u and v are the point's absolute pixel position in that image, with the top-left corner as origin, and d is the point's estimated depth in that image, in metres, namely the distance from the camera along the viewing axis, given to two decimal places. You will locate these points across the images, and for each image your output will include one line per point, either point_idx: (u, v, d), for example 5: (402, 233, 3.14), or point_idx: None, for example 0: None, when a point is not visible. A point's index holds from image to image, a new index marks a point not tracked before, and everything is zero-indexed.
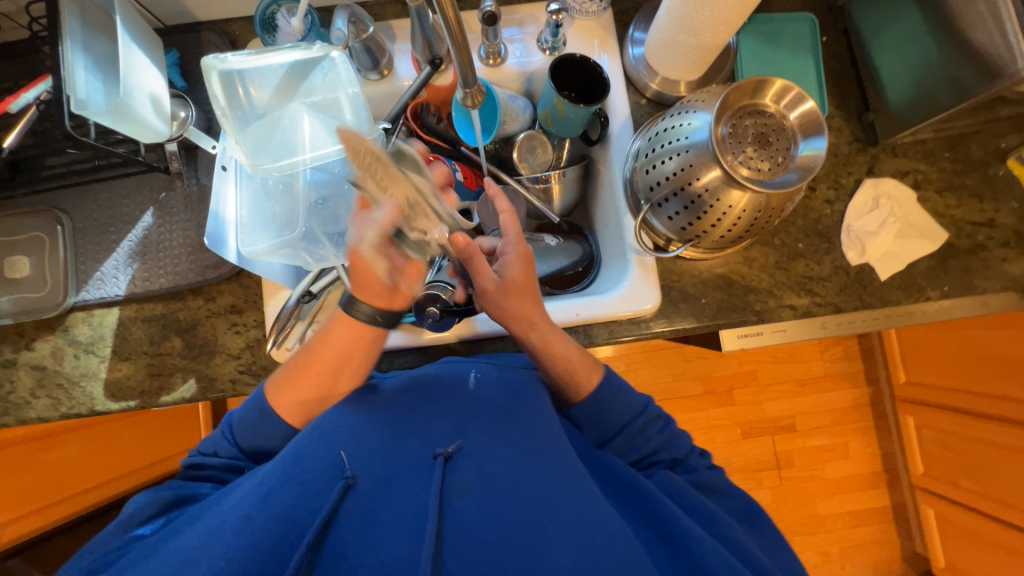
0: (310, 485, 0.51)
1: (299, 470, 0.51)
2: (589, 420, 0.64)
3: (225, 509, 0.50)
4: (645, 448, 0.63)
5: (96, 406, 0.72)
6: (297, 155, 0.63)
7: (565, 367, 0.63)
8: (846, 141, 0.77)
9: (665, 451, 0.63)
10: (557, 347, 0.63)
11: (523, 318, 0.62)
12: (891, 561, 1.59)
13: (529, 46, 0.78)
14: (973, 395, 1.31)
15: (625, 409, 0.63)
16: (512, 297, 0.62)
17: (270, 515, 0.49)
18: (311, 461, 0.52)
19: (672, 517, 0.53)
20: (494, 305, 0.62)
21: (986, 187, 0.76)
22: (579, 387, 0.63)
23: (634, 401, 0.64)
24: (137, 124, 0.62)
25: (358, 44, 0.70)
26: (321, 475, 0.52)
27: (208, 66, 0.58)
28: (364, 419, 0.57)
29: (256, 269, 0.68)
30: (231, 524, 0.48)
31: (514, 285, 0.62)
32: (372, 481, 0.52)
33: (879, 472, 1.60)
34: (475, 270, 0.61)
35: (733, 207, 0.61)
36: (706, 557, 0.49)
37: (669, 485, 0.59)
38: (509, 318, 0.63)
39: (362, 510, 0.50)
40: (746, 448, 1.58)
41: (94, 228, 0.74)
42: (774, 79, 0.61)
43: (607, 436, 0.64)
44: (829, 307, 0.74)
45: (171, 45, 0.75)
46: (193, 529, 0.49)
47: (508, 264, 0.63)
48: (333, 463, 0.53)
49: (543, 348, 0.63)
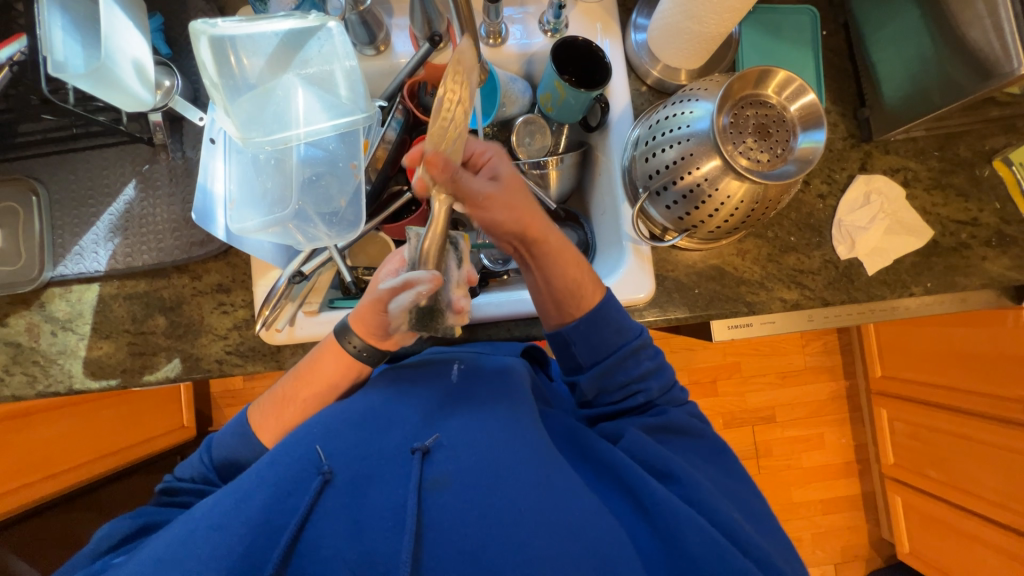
0: (282, 485, 0.51)
1: (273, 472, 0.51)
2: (582, 338, 0.63)
3: (195, 516, 0.49)
4: (636, 373, 0.63)
5: (75, 385, 0.69)
6: (290, 129, 0.61)
7: (576, 277, 0.62)
8: (841, 136, 0.78)
9: (653, 380, 0.64)
10: (566, 252, 0.62)
11: (535, 219, 0.59)
12: (859, 547, 1.66)
13: (531, 27, 0.76)
14: (944, 389, 1.36)
15: (616, 332, 0.62)
16: (519, 196, 0.59)
17: (243, 520, 0.48)
18: (283, 464, 0.51)
19: (647, 488, 0.53)
20: (506, 207, 0.57)
21: (971, 186, 0.78)
22: (582, 301, 0.63)
23: (627, 326, 0.63)
24: (119, 91, 0.59)
25: (355, 15, 0.67)
26: (297, 472, 0.51)
27: (198, 31, 0.54)
28: (339, 416, 0.56)
29: (246, 246, 0.65)
30: (202, 532, 0.47)
31: (511, 181, 0.59)
32: (348, 476, 0.52)
33: (852, 462, 1.66)
34: (464, 185, 0.54)
35: (731, 197, 0.62)
36: (680, 525, 0.50)
37: (636, 443, 0.59)
38: (521, 221, 0.58)
39: (338, 506, 0.50)
40: (727, 438, 1.62)
41: (71, 200, 0.70)
42: (777, 71, 0.61)
43: (598, 358, 0.63)
44: (818, 300, 0.75)
45: (156, 9, 0.71)
46: (161, 537, 0.49)
47: (502, 165, 0.59)
48: (309, 459, 0.52)
49: (555, 251, 0.61)
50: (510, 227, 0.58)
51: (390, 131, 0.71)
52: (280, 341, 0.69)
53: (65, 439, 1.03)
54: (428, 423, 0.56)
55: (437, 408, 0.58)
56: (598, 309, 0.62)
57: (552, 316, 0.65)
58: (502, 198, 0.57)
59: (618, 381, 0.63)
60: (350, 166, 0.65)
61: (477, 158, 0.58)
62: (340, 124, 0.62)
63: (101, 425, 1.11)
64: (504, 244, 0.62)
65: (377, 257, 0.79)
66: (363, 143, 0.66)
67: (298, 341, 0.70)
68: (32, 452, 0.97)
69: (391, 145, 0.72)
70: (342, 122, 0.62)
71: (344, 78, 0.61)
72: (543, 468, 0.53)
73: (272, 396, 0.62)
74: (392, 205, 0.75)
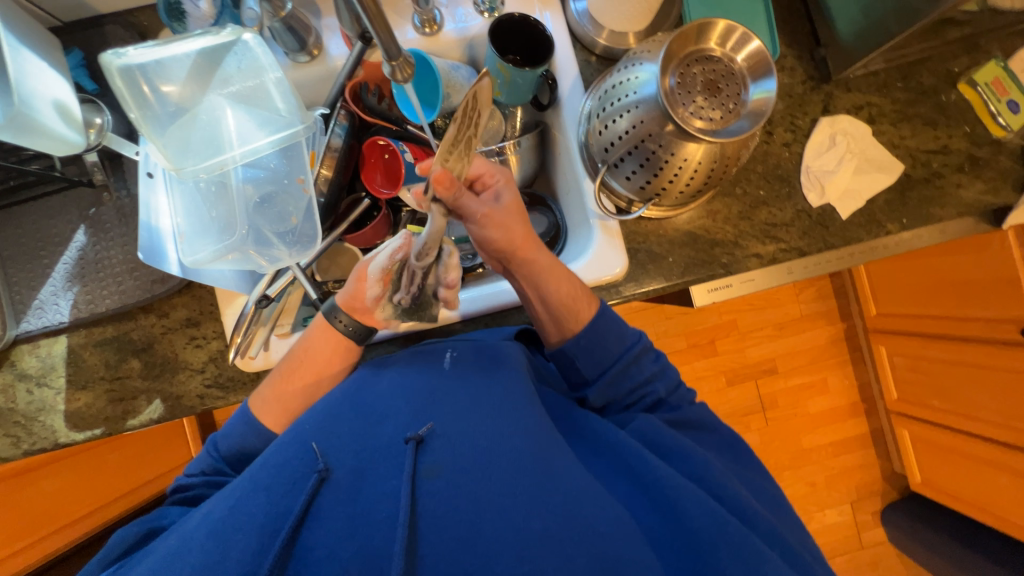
0: (277, 488, 0.49)
1: (265, 475, 0.50)
2: (584, 351, 0.62)
3: (191, 526, 0.48)
4: (642, 377, 0.63)
5: (60, 439, 0.69)
6: (225, 153, 0.60)
7: (570, 292, 0.61)
8: (800, 80, 0.76)
9: (659, 381, 0.64)
10: (556, 270, 0.60)
11: (526, 240, 0.58)
12: (874, 483, 1.68)
13: (467, 10, 0.73)
14: (939, 319, 1.36)
15: (617, 344, 0.62)
16: (519, 219, 0.58)
17: (238, 526, 0.47)
18: (277, 465, 0.50)
19: (649, 466, 0.53)
20: (500, 226, 0.56)
21: (938, 114, 0.76)
22: (578, 313, 0.61)
23: (628, 332, 0.63)
24: (47, 136, 0.57)
25: (278, 23, 0.64)
26: (292, 470, 0.50)
27: (108, 64, 0.53)
28: (333, 411, 0.54)
29: (204, 278, 0.64)
30: (196, 542, 0.46)
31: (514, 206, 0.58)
32: (344, 472, 0.50)
33: (857, 402, 1.68)
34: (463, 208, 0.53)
35: (689, 160, 0.60)
36: (683, 500, 0.50)
37: (648, 429, 0.58)
38: (514, 241, 0.58)
39: (335, 504, 0.49)
40: (732, 395, 1.63)
41: (24, 254, 0.69)
42: (718, 21, 0.58)
43: (601, 372, 0.62)
44: (794, 251, 0.73)
45: (73, 45, 0.68)
46: (158, 548, 0.48)
47: (507, 190, 0.57)
48: (307, 458, 0.51)
49: (545, 268, 0.60)
50: (501, 245, 0.57)
51: (334, 138, 0.69)
52: (257, 368, 0.68)
53: (71, 489, 1.04)
54: (422, 412, 0.54)
55: (433, 393, 0.56)
56: (597, 322, 0.61)
57: (551, 333, 0.64)
58: (500, 216, 0.56)
59: (625, 390, 0.63)
60: (298, 181, 0.63)
61: (486, 180, 0.57)
62: (278, 139, 0.60)
63: (104, 468, 1.10)
64: (490, 260, 0.62)
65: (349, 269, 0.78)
66: (309, 157, 0.63)
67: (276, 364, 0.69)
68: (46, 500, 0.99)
69: (339, 152, 0.70)
70: (280, 137, 0.60)
71: (275, 91, 0.60)
72: (538, 447, 0.52)
73: (270, 388, 0.60)
74: (349, 215, 0.72)
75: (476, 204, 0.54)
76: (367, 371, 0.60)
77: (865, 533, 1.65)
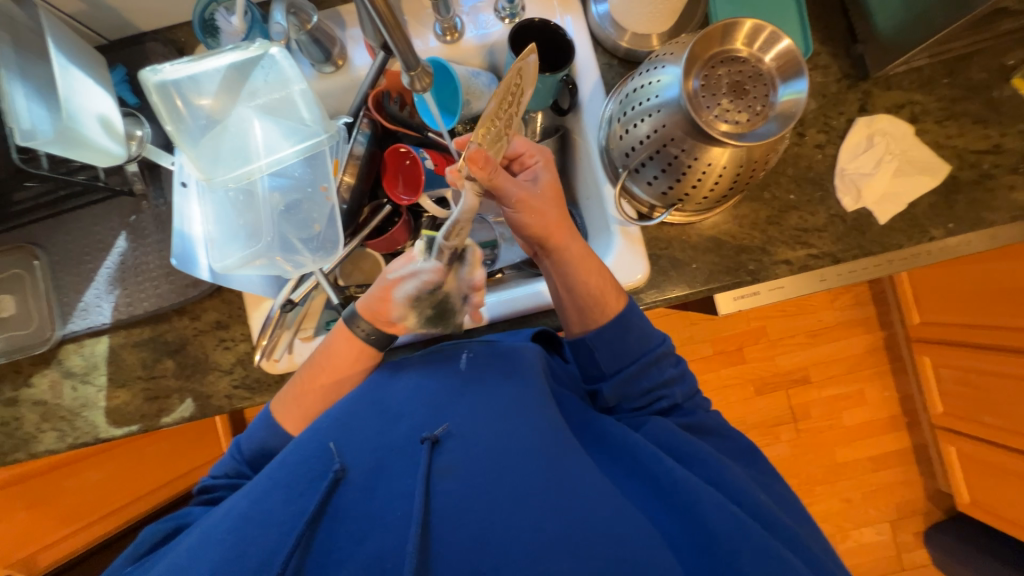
0: (296, 485, 0.50)
1: (285, 472, 0.51)
2: (606, 344, 0.60)
3: (216, 519, 0.50)
4: (661, 378, 0.61)
5: (101, 434, 0.73)
6: (252, 162, 0.62)
7: (599, 286, 0.60)
8: (834, 78, 0.72)
9: (677, 385, 0.62)
10: (589, 261, 0.60)
11: (560, 227, 0.59)
12: (915, 501, 1.58)
13: (488, 16, 0.73)
14: (990, 329, 1.27)
15: (639, 353, 0.61)
16: (554, 203, 0.59)
17: (258, 524, 0.48)
18: (296, 463, 0.51)
19: (664, 468, 0.51)
20: (535, 211, 0.57)
21: (989, 111, 0.71)
22: (605, 308, 0.60)
23: (653, 332, 0.62)
24: (91, 149, 0.60)
25: (304, 35, 0.66)
26: (310, 469, 0.51)
27: (145, 80, 0.56)
28: (350, 409, 0.55)
29: (233, 283, 0.67)
30: (219, 537, 0.48)
31: (549, 189, 0.59)
32: (360, 471, 0.51)
33: (898, 415, 1.59)
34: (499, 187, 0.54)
35: (713, 164, 0.58)
36: (701, 502, 0.48)
37: (662, 432, 0.57)
38: (548, 228, 0.58)
39: (351, 503, 0.49)
40: (761, 405, 1.56)
41: (71, 259, 0.73)
42: (745, 21, 0.56)
43: (622, 363, 0.61)
44: (828, 258, 0.70)
45: (117, 62, 0.72)
46: (183, 542, 0.50)
47: (544, 172, 0.59)
48: (322, 458, 0.51)
49: (575, 257, 0.60)
50: (533, 231, 0.58)
51: (357, 146, 0.71)
52: (282, 370, 0.70)
53: (112, 480, 1.10)
54: (437, 413, 0.54)
55: (447, 395, 0.56)
56: (623, 315, 0.60)
57: (573, 325, 0.63)
58: (536, 202, 0.57)
59: (641, 396, 0.61)
60: (321, 189, 0.65)
61: (526, 160, 0.60)
62: (302, 148, 0.63)
63: (143, 462, 1.15)
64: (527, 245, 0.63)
65: (372, 273, 0.79)
66: (332, 165, 0.65)
67: (299, 367, 0.71)
68: (88, 493, 1.06)
69: (361, 159, 0.71)
70: (305, 146, 0.63)
71: (300, 101, 0.62)
72: (554, 450, 0.51)
73: (291, 390, 0.62)
74: (370, 222, 0.74)
75: (512, 186, 0.54)
76: (383, 372, 0.60)
77: (906, 555, 1.55)
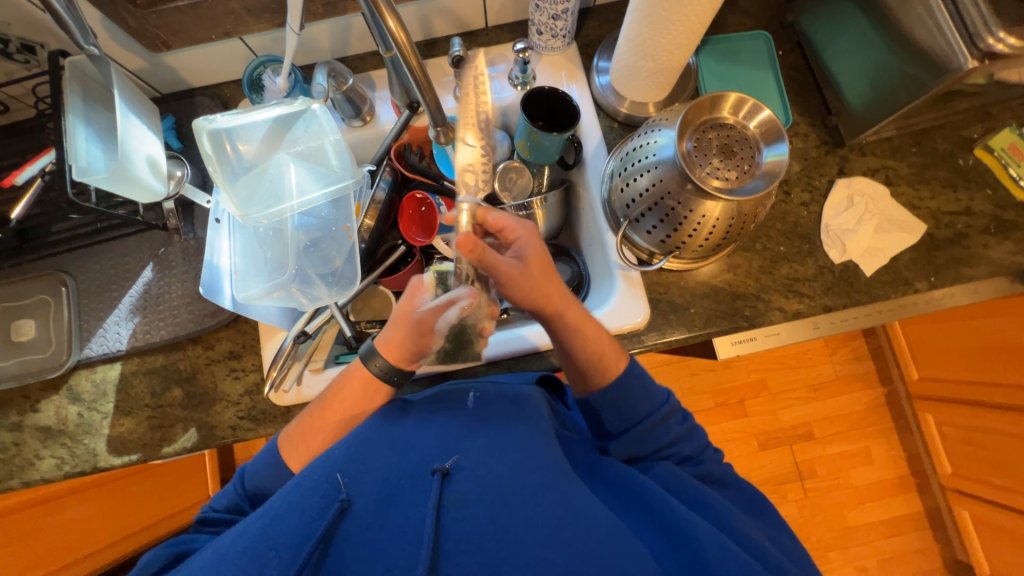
0: (308, 511, 0.49)
1: (299, 496, 0.49)
2: (611, 407, 0.60)
3: (226, 541, 0.48)
4: (667, 438, 0.60)
5: (99, 463, 0.72)
6: (285, 202, 0.68)
7: (597, 350, 0.60)
8: (813, 145, 0.80)
9: (685, 442, 0.61)
10: (588, 326, 0.61)
11: (553, 296, 0.59)
12: (931, 572, 1.50)
13: (502, 83, 0.82)
14: (988, 386, 1.27)
15: (652, 411, 0.61)
16: (543, 278, 0.59)
17: (274, 545, 0.47)
18: (307, 489, 0.50)
19: (669, 507, 0.51)
20: (525, 286, 0.58)
21: (957, 177, 0.78)
22: (606, 370, 0.60)
23: (656, 391, 0.62)
24: (136, 185, 0.66)
25: (340, 95, 0.74)
26: (317, 497, 0.50)
27: (200, 128, 0.62)
28: (361, 438, 0.54)
29: (252, 313, 0.70)
30: (233, 556, 0.46)
31: (536, 260, 0.60)
32: (367, 501, 0.50)
33: (906, 476, 1.55)
34: (491, 266, 0.58)
35: (707, 217, 0.63)
36: (703, 542, 0.47)
37: (672, 479, 0.57)
38: (541, 300, 0.59)
39: (359, 529, 0.49)
40: (765, 461, 1.53)
41: (97, 287, 0.76)
42: (729, 94, 0.64)
43: (628, 424, 0.61)
44: (819, 307, 0.74)
45: (168, 112, 0.80)
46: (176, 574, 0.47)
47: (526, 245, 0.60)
48: (330, 486, 0.50)
49: (578, 321, 0.60)
50: (526, 303, 0.60)
51: (379, 191, 0.77)
52: (288, 402, 0.72)
53: (93, 521, 1.05)
54: (446, 446, 0.55)
55: (458, 431, 0.57)
56: (623, 377, 0.60)
57: (577, 383, 0.64)
58: (524, 277, 0.58)
59: (648, 448, 0.60)
60: (343, 228, 0.70)
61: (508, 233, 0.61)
62: (331, 191, 0.69)
63: (128, 502, 1.12)
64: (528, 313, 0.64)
65: (380, 310, 0.82)
66: (354, 207, 0.71)
67: (306, 400, 0.72)
68: (71, 532, 1.01)
69: (381, 204, 0.77)
70: (332, 190, 0.69)
71: (332, 150, 0.68)
72: (561, 485, 0.52)
73: (300, 424, 0.60)
74: (387, 259, 0.79)
75: (500, 264, 0.58)
76: (390, 407, 0.60)
77: None
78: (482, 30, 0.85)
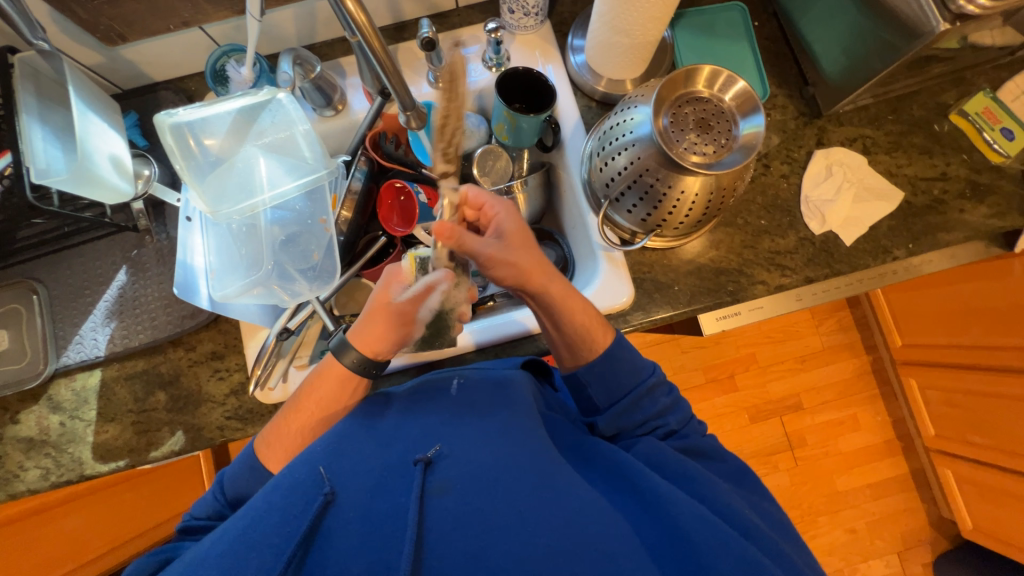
0: (290, 507, 0.49)
1: (279, 495, 0.49)
2: (598, 378, 0.62)
3: (209, 542, 0.48)
4: (654, 409, 0.61)
5: (86, 471, 0.71)
6: (256, 196, 0.66)
7: (583, 321, 0.61)
8: (792, 116, 0.80)
9: (670, 415, 0.62)
10: (573, 298, 0.61)
11: (535, 269, 0.60)
12: (918, 531, 1.55)
13: (476, 65, 0.81)
14: (968, 348, 1.30)
15: (638, 391, 0.61)
16: (523, 252, 0.59)
17: (255, 545, 0.47)
18: (288, 486, 0.50)
19: (649, 483, 0.52)
20: (507, 262, 0.58)
21: (933, 143, 0.78)
22: (594, 342, 0.62)
23: (641, 363, 0.63)
24: (100, 185, 0.63)
25: (308, 83, 0.71)
26: (300, 493, 0.50)
27: (161, 123, 0.60)
28: (343, 433, 0.55)
29: (231, 312, 0.69)
30: (213, 558, 0.46)
31: (514, 234, 0.60)
32: (353, 493, 0.50)
33: (892, 440, 1.59)
34: (470, 247, 0.57)
35: (686, 193, 0.63)
36: (680, 515, 0.48)
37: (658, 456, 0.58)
38: (524, 273, 0.59)
39: (344, 521, 0.49)
40: (756, 433, 1.56)
41: (70, 293, 0.74)
42: (703, 67, 0.63)
43: (615, 398, 0.62)
44: (801, 278, 0.74)
45: (130, 108, 0.77)
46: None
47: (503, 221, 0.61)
48: (313, 481, 0.51)
49: (562, 301, 0.61)
50: (509, 281, 0.60)
51: (354, 181, 0.75)
52: (275, 400, 0.71)
53: (86, 530, 1.04)
54: (429, 435, 0.55)
55: (441, 420, 0.57)
56: (611, 349, 0.61)
57: (565, 357, 0.64)
58: (506, 253, 0.58)
59: (636, 421, 0.61)
60: (320, 222, 0.69)
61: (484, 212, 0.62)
62: (303, 183, 0.66)
63: (122, 508, 1.11)
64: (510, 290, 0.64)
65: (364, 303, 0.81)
66: (330, 199, 0.70)
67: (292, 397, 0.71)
68: (64, 543, 1.00)
69: (358, 194, 0.75)
70: (305, 181, 0.66)
71: (302, 141, 0.66)
72: (545, 467, 0.52)
73: (275, 426, 0.60)
74: (370, 250, 0.78)
75: (480, 246, 0.58)
76: (373, 403, 0.60)
77: None
78: (453, 11, 0.83)
